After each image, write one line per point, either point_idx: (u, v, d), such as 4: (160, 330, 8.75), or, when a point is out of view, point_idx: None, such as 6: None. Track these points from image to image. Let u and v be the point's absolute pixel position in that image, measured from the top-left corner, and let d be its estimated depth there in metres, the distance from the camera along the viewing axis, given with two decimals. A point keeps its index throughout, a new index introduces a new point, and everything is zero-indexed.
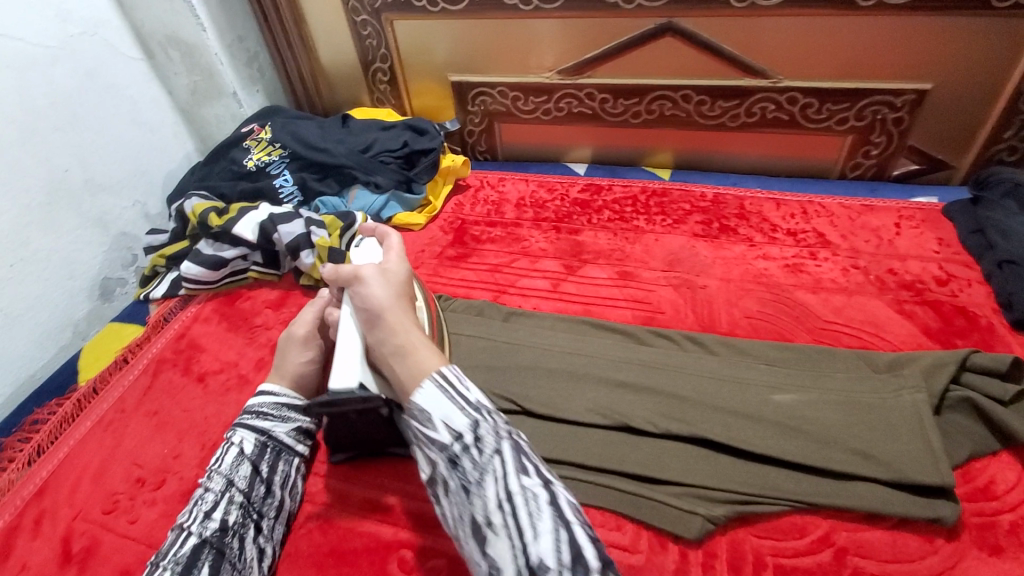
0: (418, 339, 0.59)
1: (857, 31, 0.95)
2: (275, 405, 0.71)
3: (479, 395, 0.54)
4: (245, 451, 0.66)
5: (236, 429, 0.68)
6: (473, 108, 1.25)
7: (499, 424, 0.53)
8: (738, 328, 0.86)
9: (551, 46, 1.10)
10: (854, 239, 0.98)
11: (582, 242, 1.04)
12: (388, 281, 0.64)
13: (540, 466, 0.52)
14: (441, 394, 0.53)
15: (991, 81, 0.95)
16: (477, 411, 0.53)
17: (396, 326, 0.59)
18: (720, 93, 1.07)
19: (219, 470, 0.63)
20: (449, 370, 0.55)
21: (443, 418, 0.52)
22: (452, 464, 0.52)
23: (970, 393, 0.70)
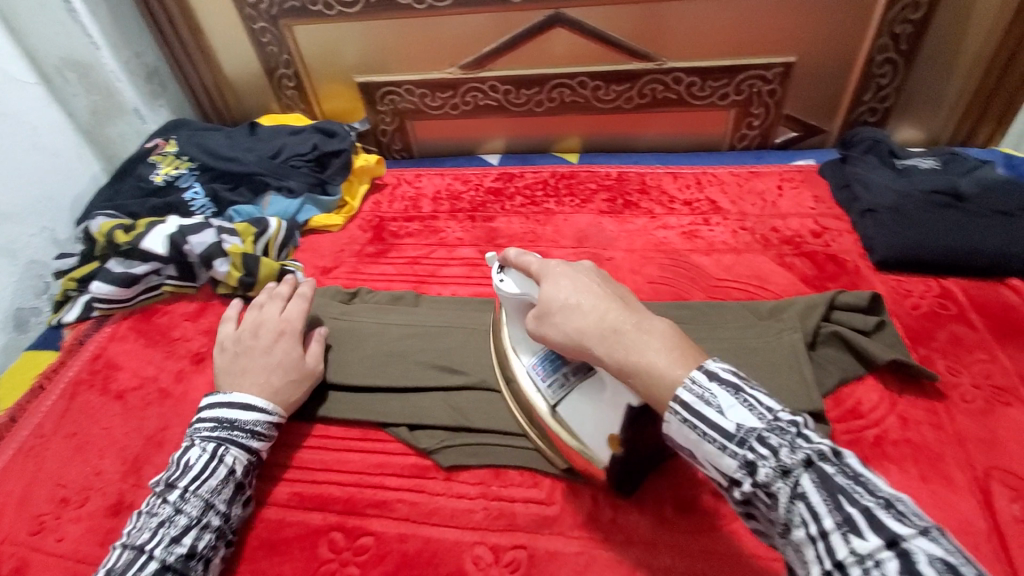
0: (621, 351, 0.50)
1: (725, 13, 1.04)
2: (267, 425, 0.70)
3: (741, 416, 0.45)
4: (231, 473, 0.66)
5: (225, 447, 0.67)
6: (384, 108, 1.27)
7: (784, 457, 0.42)
8: (641, 293, 0.92)
9: (451, 43, 1.15)
10: (742, 204, 1.07)
11: (496, 229, 1.08)
12: (553, 302, 0.56)
13: (871, 507, 0.39)
14: (691, 428, 0.46)
15: (846, 50, 1.06)
16: (742, 445, 0.44)
17: (602, 348, 0.51)
18: (613, 78, 1.14)
19: (197, 491, 0.63)
20: (687, 389, 0.46)
21: (710, 459, 0.46)
22: (749, 502, 0.45)
23: (838, 327, 0.78)
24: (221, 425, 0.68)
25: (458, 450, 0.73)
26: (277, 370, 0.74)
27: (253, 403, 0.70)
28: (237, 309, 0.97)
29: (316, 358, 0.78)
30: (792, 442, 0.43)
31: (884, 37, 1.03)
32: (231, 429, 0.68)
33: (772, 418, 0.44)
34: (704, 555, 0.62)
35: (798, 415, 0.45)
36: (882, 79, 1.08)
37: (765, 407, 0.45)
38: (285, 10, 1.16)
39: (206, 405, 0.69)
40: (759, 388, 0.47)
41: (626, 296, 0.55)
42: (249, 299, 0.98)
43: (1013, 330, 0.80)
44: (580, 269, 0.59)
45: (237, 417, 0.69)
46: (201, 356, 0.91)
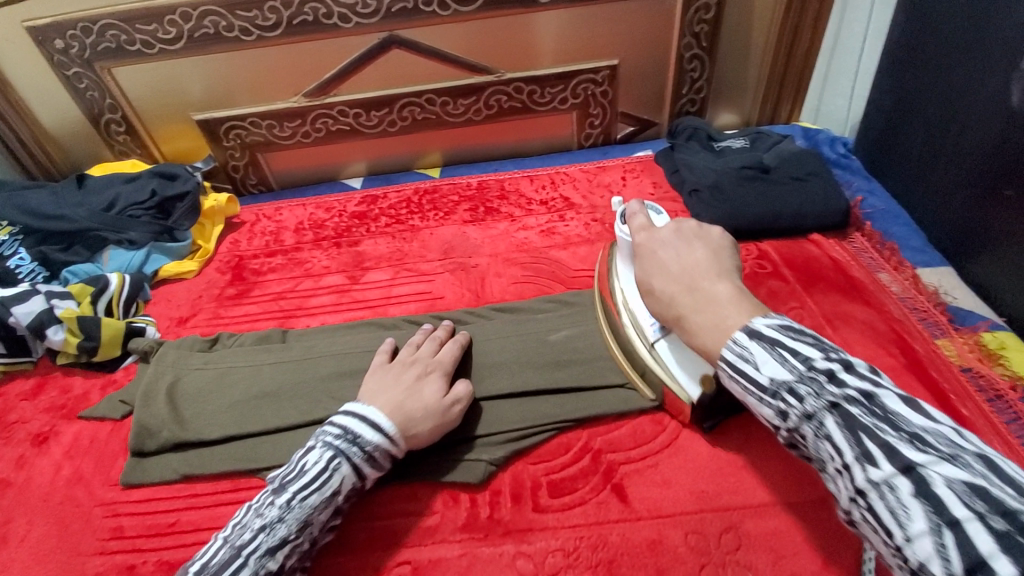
0: (690, 334, 0.59)
1: (549, 24, 1.12)
2: (381, 452, 0.65)
3: (773, 369, 0.49)
4: (336, 492, 0.62)
5: (342, 460, 0.63)
6: (231, 143, 1.22)
7: (810, 405, 0.46)
8: (507, 295, 0.97)
9: (288, 72, 1.14)
10: (592, 197, 1.16)
11: (362, 252, 1.08)
12: (650, 284, 0.66)
13: (895, 442, 0.41)
14: (732, 380, 0.53)
15: (659, 49, 1.18)
16: (776, 397, 0.49)
17: (685, 331, 0.60)
18: (458, 93, 1.18)
19: (302, 504, 0.60)
20: (732, 349, 0.52)
21: (753, 406, 0.52)
22: (795, 447, 0.50)
23: None
24: (346, 436, 0.64)
25: None
26: (421, 401, 0.69)
27: (377, 421, 0.65)
28: (85, 377, 0.90)
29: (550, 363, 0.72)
30: (817, 387, 0.46)
31: (687, 36, 1.16)
32: (354, 444, 0.64)
33: (805, 365, 0.48)
34: (574, 530, 0.67)
35: (836, 359, 0.47)
36: (694, 72, 1.21)
37: (797, 360, 0.48)
38: (99, 52, 1.09)
39: (343, 410, 0.67)
40: (801, 339, 0.50)
41: (693, 268, 0.63)
42: (96, 365, 0.91)
43: (815, 278, 0.92)
44: (663, 247, 0.67)
45: (370, 425, 0.65)
46: (44, 436, 0.83)
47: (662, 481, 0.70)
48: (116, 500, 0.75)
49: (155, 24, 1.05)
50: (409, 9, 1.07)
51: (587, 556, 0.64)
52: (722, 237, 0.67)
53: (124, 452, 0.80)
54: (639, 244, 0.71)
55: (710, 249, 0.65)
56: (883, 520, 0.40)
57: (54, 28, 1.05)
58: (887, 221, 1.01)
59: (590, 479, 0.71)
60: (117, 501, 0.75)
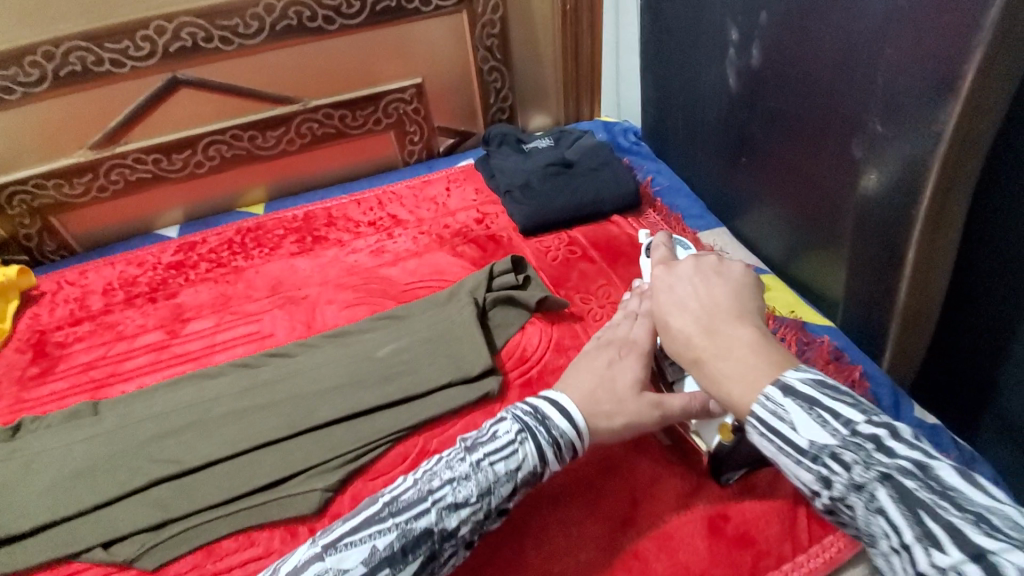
0: (707, 380, 0.52)
1: (343, 49, 1.14)
2: (565, 434, 0.61)
3: (812, 432, 0.43)
4: (512, 471, 0.58)
5: (528, 436, 0.60)
6: (14, 210, 1.11)
7: (858, 474, 0.41)
8: (340, 321, 0.98)
9: (66, 126, 1.05)
10: (419, 211, 1.20)
11: (182, 303, 1.03)
12: (661, 321, 0.59)
13: (960, 524, 0.37)
14: (760, 434, 0.46)
15: (458, 64, 1.25)
16: (818, 461, 0.43)
17: (703, 376, 0.53)
18: (264, 125, 1.16)
19: (485, 464, 0.58)
20: (761, 404, 0.46)
21: (790, 471, 0.46)
22: (834, 513, 0.45)
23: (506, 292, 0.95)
24: (536, 414, 0.62)
25: (163, 548, 0.70)
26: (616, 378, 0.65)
27: (568, 409, 0.62)
28: None
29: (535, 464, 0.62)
30: (862, 456, 0.42)
31: (482, 50, 1.24)
32: (543, 424, 0.61)
33: (845, 430, 0.43)
34: None
35: (879, 424, 0.43)
36: (496, 83, 1.30)
37: (838, 422, 0.43)
38: None
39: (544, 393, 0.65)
40: (839, 397, 0.44)
41: (716, 307, 0.56)
42: None
43: (617, 255, 1.03)
44: (681, 279, 0.61)
45: (559, 409, 0.62)
46: None
47: None
48: None
49: None
50: (189, 48, 1.04)
51: None
52: (745, 275, 0.61)
53: None
54: (654, 275, 0.64)
55: (735, 286, 0.59)
56: None
57: None
58: (672, 195, 1.16)
59: None
60: None
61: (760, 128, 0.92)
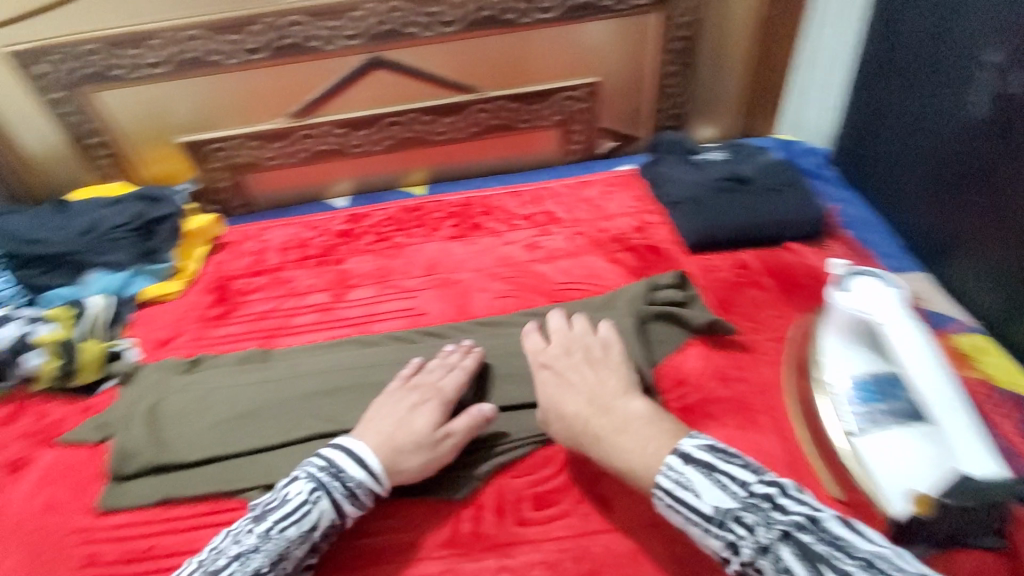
0: (605, 454, 0.64)
1: (528, 43, 1.15)
2: (384, 480, 0.66)
3: (714, 497, 0.55)
4: (310, 530, 0.61)
5: (322, 493, 0.63)
6: (215, 165, 1.23)
7: (761, 534, 0.52)
8: (490, 310, 0.97)
9: (274, 95, 1.15)
10: (575, 211, 1.17)
11: (346, 270, 1.08)
12: (546, 407, 0.72)
13: (852, 569, 0.47)
14: (676, 504, 0.57)
15: (637, 66, 1.21)
16: (724, 526, 0.54)
17: (598, 451, 0.65)
18: (441, 111, 1.20)
19: (277, 530, 0.60)
20: (669, 475, 0.58)
21: (701, 536, 0.56)
22: None
23: (670, 308, 0.88)
24: (331, 467, 0.65)
25: None
26: (430, 419, 0.71)
27: (366, 460, 0.66)
28: (61, 404, 0.89)
29: (398, 465, 0.67)
30: (760, 517, 0.53)
31: (665, 54, 1.19)
32: (337, 478, 0.64)
33: (749, 494, 0.54)
34: (558, 543, 0.66)
35: (771, 484, 0.55)
36: (673, 88, 1.24)
37: (736, 486, 0.55)
38: (85, 77, 1.09)
39: (334, 444, 0.67)
40: (732, 461, 0.57)
41: (600, 385, 0.70)
42: (73, 389, 0.89)
43: (793, 286, 0.93)
44: (577, 364, 0.74)
45: (366, 456, 0.66)
46: (17, 464, 0.81)
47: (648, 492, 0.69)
48: (93, 527, 0.73)
49: (141, 49, 1.06)
50: (392, 31, 1.09)
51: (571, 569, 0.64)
52: (619, 359, 0.75)
53: (101, 477, 0.79)
54: (539, 360, 0.77)
55: (623, 379, 0.72)
56: None
57: (36, 53, 1.06)
58: (863, 228, 1.03)
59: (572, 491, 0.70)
60: (93, 529, 0.73)
61: (1005, 165, 0.79)
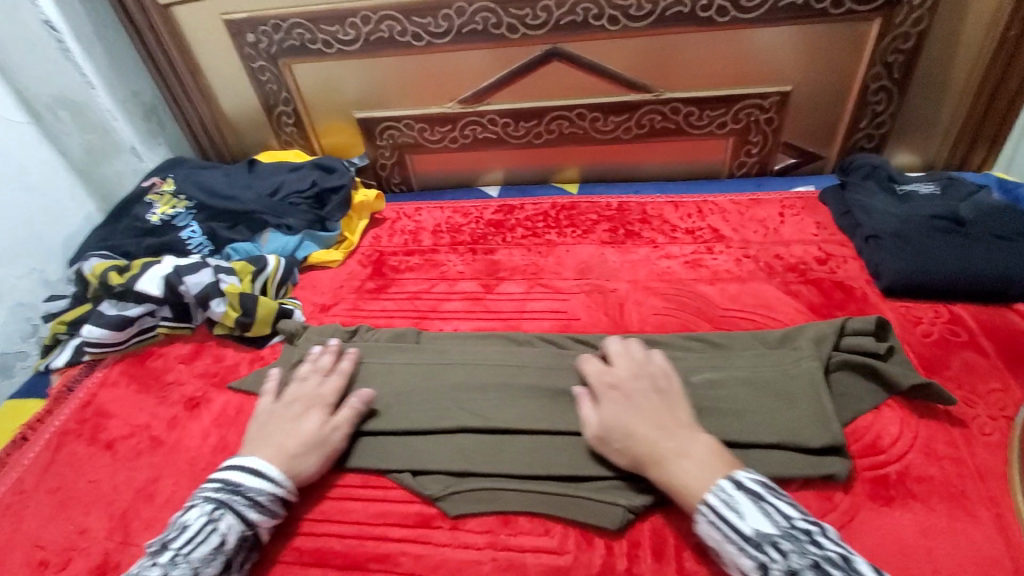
0: (669, 477, 0.61)
1: (721, 44, 1.05)
2: (262, 499, 0.64)
3: (757, 520, 0.54)
4: (225, 544, 0.61)
5: (225, 510, 0.62)
6: (383, 143, 1.27)
7: (793, 559, 0.51)
8: (647, 326, 0.91)
9: (449, 79, 1.16)
10: (744, 231, 1.07)
11: (497, 262, 1.07)
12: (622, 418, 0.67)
13: None
14: (716, 522, 0.55)
15: (841, 77, 1.07)
16: (759, 549, 0.52)
17: (664, 473, 0.61)
18: (611, 109, 1.15)
19: (186, 552, 0.58)
20: (718, 495, 0.56)
21: (732, 556, 0.55)
22: None
23: (867, 359, 0.76)
24: (227, 486, 0.64)
25: (464, 498, 0.70)
26: (296, 436, 0.70)
27: (264, 470, 0.66)
28: (234, 351, 0.95)
29: (340, 426, 0.73)
30: (802, 547, 0.51)
31: (878, 66, 1.05)
32: (235, 493, 0.64)
33: (751, 543, 0.53)
34: None
35: (811, 524, 0.54)
36: (877, 106, 1.09)
37: (783, 517, 0.54)
38: (284, 49, 1.16)
39: (227, 463, 0.67)
40: (781, 499, 0.56)
41: (668, 414, 0.65)
42: (246, 339, 0.96)
43: None
44: (634, 391, 0.68)
45: (242, 483, 0.64)
46: (196, 401, 0.88)
47: None
48: None
49: (337, 26, 1.11)
50: (578, 23, 1.05)
51: None
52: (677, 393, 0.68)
53: None
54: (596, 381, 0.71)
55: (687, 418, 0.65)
56: None
57: (248, 23, 1.14)
58: None
59: None
60: None
61: None
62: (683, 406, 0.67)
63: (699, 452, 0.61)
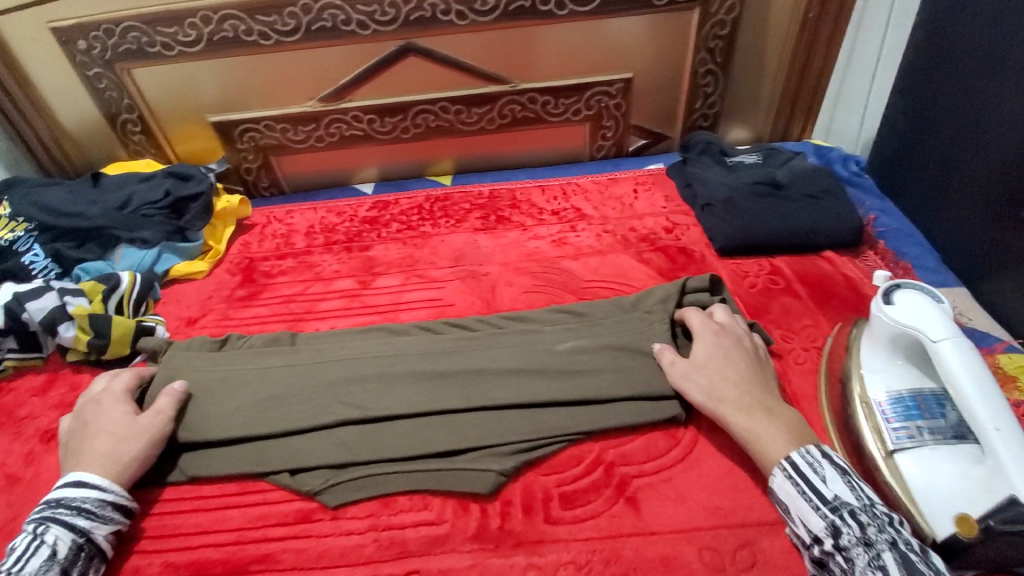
0: (751, 428, 0.67)
1: (566, 35, 1.13)
2: (93, 503, 0.65)
3: (838, 488, 0.59)
4: (57, 553, 0.61)
5: (48, 526, 0.62)
6: (243, 146, 1.22)
7: (870, 532, 0.56)
8: (518, 304, 0.97)
9: (307, 78, 1.14)
10: (604, 209, 1.15)
11: (373, 257, 1.08)
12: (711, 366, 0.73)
13: None
14: (794, 485, 0.61)
15: (673, 63, 1.19)
16: (834, 511, 0.58)
17: (741, 422, 0.68)
18: (472, 101, 1.19)
19: (14, 570, 0.59)
20: (804, 457, 0.62)
21: (803, 516, 0.60)
22: (817, 555, 0.59)
23: None
24: (50, 505, 0.65)
25: (344, 488, 0.72)
26: (106, 436, 0.70)
27: (85, 478, 0.66)
28: (92, 376, 0.89)
29: (165, 412, 0.74)
30: (878, 523, 0.56)
31: (703, 51, 1.17)
32: (58, 506, 0.64)
33: (830, 508, 0.59)
34: (587, 543, 0.67)
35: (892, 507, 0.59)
36: (707, 87, 1.22)
37: (865, 493, 0.59)
38: (120, 53, 1.08)
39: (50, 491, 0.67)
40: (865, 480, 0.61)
41: (755, 375, 0.72)
42: (105, 362, 0.90)
43: (829, 295, 0.92)
44: (733, 347, 0.75)
45: (64, 496, 0.65)
46: (52, 433, 0.82)
47: (676, 496, 0.70)
48: None
49: (176, 27, 1.06)
50: (426, 18, 1.08)
51: (600, 570, 0.64)
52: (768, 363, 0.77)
53: None
54: (700, 331, 0.77)
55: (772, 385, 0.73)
56: None
57: (77, 29, 1.06)
58: (900, 240, 1.01)
59: (602, 492, 0.71)
60: None
61: None
62: (773, 374, 0.76)
63: (783, 413, 0.68)
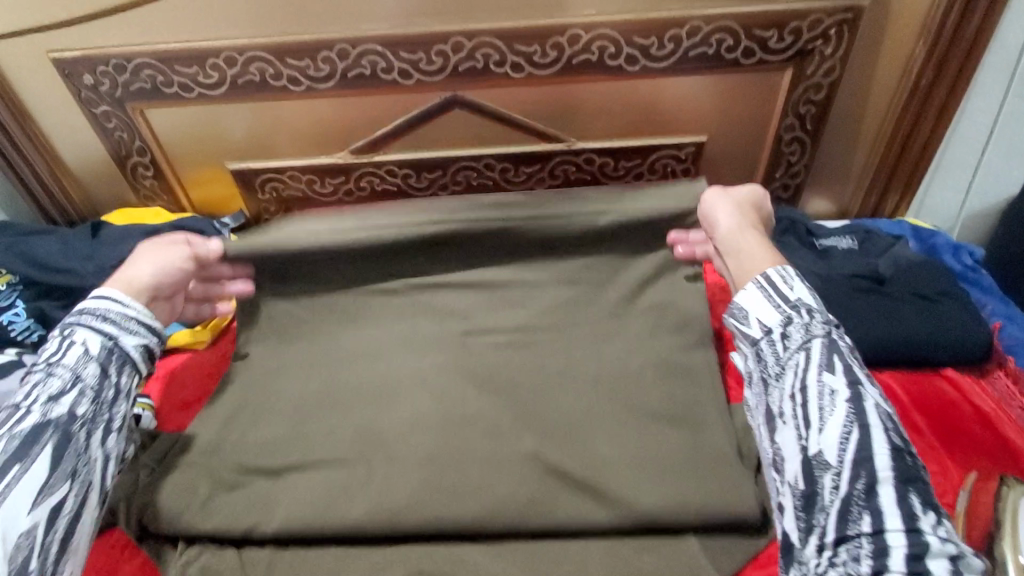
0: (744, 246, 0.69)
1: (634, 92, 0.99)
2: (122, 313, 0.67)
3: (801, 296, 0.59)
4: (89, 351, 0.64)
5: (76, 327, 0.65)
6: (265, 197, 1.11)
7: (815, 325, 0.57)
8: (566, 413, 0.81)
9: (341, 126, 1.02)
10: None
11: None
12: (740, 213, 0.74)
13: (859, 374, 0.54)
14: (763, 292, 0.61)
15: (754, 128, 1.04)
16: (795, 310, 0.58)
17: (741, 243, 0.70)
18: (522, 159, 1.05)
19: (61, 362, 0.62)
20: (775, 271, 0.62)
21: (759, 313, 0.61)
22: (752, 356, 0.61)
23: None
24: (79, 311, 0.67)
25: None
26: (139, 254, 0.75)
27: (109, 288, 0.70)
28: None
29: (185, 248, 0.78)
30: (824, 319, 0.58)
31: (790, 117, 1.01)
32: (82, 314, 0.66)
33: (789, 305, 0.59)
34: None
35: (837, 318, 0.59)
36: (791, 155, 1.07)
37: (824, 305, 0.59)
38: (132, 92, 0.98)
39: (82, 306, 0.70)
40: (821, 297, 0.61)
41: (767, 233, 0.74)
42: None
43: (954, 434, 0.76)
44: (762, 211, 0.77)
45: (91, 305, 0.67)
46: None
47: None
48: None
49: (196, 67, 0.94)
50: (478, 69, 0.95)
51: None
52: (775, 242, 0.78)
53: None
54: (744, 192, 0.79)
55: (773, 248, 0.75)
56: (812, 413, 0.52)
57: (83, 62, 0.95)
58: None
59: None
60: None
61: None
62: None
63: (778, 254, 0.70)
